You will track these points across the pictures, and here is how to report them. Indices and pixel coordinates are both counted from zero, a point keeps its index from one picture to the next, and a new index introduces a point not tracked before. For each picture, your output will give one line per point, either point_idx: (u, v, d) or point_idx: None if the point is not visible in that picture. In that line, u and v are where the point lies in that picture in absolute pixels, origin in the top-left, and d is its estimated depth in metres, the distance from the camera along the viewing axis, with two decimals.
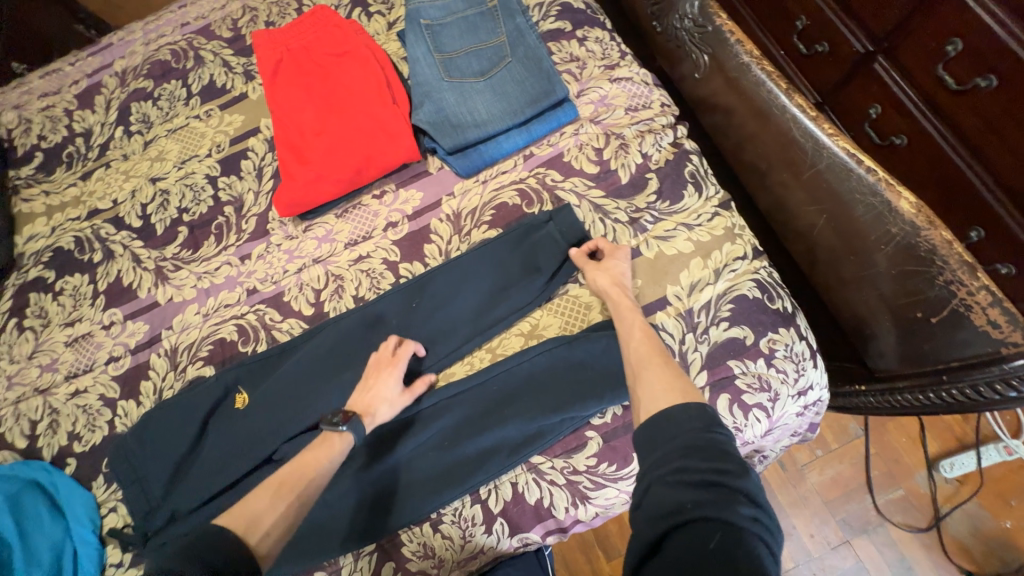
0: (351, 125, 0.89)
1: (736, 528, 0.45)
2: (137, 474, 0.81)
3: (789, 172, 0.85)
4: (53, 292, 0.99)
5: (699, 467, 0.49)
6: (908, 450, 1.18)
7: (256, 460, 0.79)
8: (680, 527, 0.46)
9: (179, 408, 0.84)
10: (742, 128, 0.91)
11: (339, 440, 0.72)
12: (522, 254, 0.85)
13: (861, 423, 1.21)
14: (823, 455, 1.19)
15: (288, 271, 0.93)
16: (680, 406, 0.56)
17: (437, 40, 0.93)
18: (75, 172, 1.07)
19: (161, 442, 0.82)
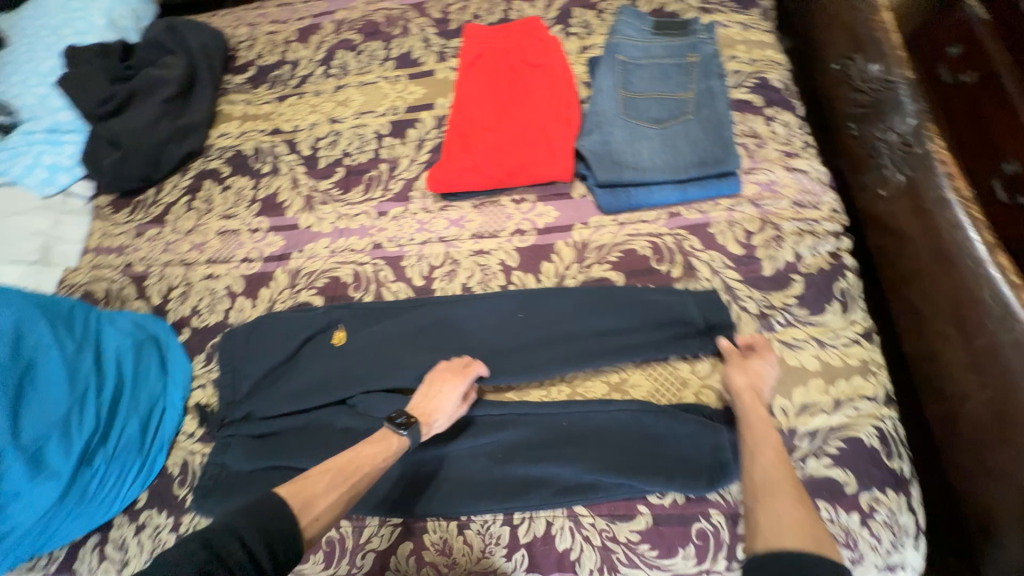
0: (520, 131, 0.93)
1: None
2: (233, 366, 0.90)
3: (959, 329, 0.76)
4: (222, 185, 1.14)
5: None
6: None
7: (329, 397, 0.85)
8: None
9: (286, 325, 0.92)
10: (916, 263, 0.83)
11: (398, 443, 0.73)
12: (641, 312, 0.83)
13: None
14: None
15: (414, 239, 0.99)
16: (809, 558, 0.53)
17: (627, 79, 0.96)
18: (274, 92, 1.23)
19: (261, 346, 0.91)
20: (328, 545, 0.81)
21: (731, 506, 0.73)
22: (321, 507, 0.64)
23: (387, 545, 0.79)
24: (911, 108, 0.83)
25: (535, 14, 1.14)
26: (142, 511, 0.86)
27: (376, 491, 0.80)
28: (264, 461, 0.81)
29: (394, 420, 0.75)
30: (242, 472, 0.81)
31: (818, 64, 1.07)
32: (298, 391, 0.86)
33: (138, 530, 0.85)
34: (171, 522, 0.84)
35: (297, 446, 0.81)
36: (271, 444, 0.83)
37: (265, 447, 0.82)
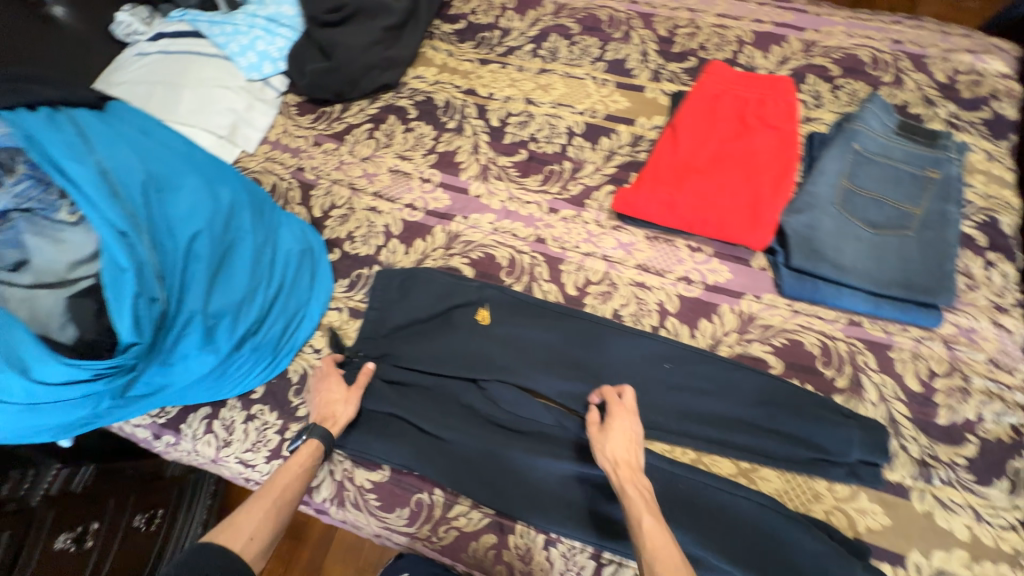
0: (728, 188, 0.90)
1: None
2: (380, 305, 0.94)
3: None
4: (405, 125, 1.15)
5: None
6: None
7: (463, 372, 0.87)
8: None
9: (439, 285, 0.94)
10: None
11: (308, 449, 0.77)
12: (797, 415, 0.80)
13: None
14: None
15: (579, 247, 0.98)
16: None
17: (853, 170, 0.91)
18: (478, 53, 1.23)
19: (411, 297, 0.93)
20: (415, 505, 0.83)
21: None
22: (247, 529, 0.65)
23: (471, 529, 0.81)
24: None
25: (765, 68, 1.10)
26: (256, 404, 0.91)
27: (477, 477, 0.81)
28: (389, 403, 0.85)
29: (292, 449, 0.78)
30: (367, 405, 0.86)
31: None
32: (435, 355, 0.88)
33: (247, 419, 0.91)
34: (280, 424, 0.90)
35: (422, 405, 0.86)
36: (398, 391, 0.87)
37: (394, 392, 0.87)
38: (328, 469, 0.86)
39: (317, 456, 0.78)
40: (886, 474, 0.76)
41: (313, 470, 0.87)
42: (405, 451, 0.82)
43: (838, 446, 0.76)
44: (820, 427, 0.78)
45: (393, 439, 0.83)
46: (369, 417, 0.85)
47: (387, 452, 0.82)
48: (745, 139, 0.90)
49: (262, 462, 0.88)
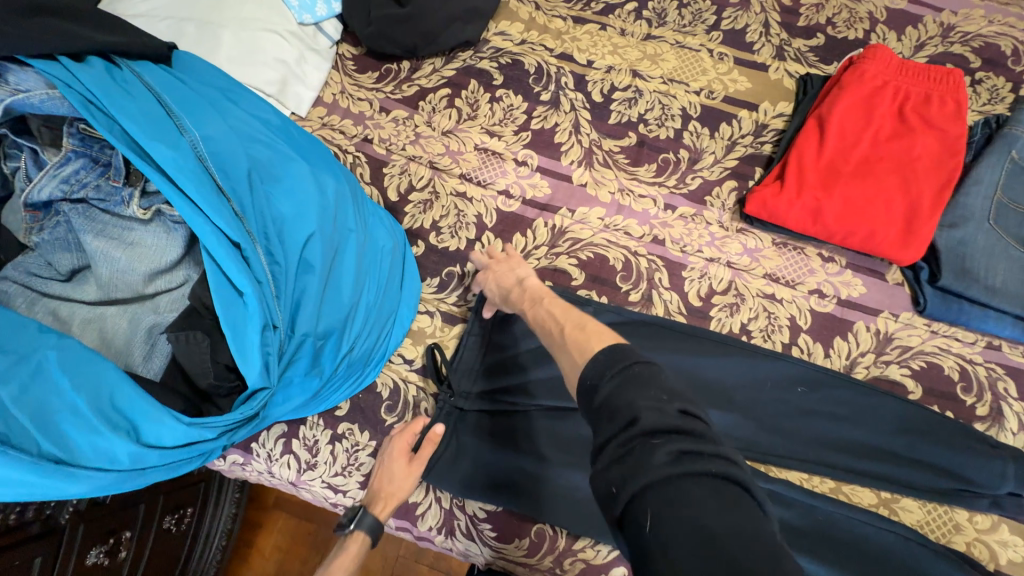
0: (883, 194, 0.81)
1: (659, 480, 0.41)
2: (481, 334, 0.84)
3: None
4: (491, 94, 0.99)
5: (613, 428, 0.46)
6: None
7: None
8: (635, 497, 0.42)
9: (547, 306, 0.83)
10: None
11: (354, 539, 0.74)
12: (949, 446, 0.75)
13: None
14: None
15: (701, 251, 0.89)
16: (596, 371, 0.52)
17: (1010, 181, 0.83)
18: (571, 8, 1.05)
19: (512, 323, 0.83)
20: (536, 536, 0.76)
21: None
22: None
23: (601, 562, 0.75)
24: None
25: (899, 52, 0.98)
26: (343, 422, 0.81)
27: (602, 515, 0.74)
28: (502, 445, 0.78)
29: (338, 526, 0.74)
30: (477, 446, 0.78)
31: None
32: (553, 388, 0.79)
33: (332, 439, 0.80)
34: (373, 445, 0.80)
35: (542, 431, 0.78)
36: (508, 426, 0.79)
37: (506, 430, 0.79)
38: (434, 497, 0.78)
39: (364, 545, 0.74)
40: None
41: (417, 498, 0.78)
42: (524, 495, 0.75)
43: (987, 479, 0.73)
44: (967, 461, 0.74)
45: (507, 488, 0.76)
46: (480, 461, 0.77)
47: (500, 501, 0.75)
48: (905, 141, 0.82)
49: (355, 488, 0.79)
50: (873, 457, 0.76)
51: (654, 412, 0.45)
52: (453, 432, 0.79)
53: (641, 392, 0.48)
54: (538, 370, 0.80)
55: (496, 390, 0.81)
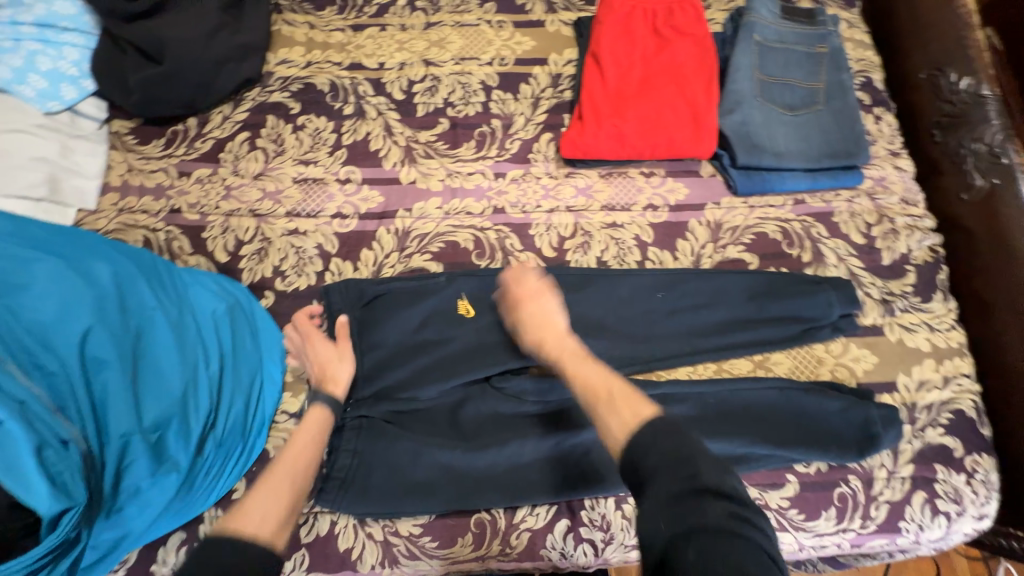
0: (667, 105, 0.89)
1: (710, 531, 0.46)
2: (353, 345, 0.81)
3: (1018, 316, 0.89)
4: (293, 124, 0.96)
5: (668, 484, 0.50)
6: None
7: (477, 373, 0.79)
8: (688, 541, 0.46)
9: (408, 297, 0.83)
10: (982, 258, 0.95)
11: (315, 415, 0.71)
12: (790, 296, 0.84)
13: None
14: None
15: (541, 206, 0.92)
16: (645, 433, 0.55)
17: (762, 60, 0.95)
18: (346, 19, 1.04)
19: (381, 327, 0.82)
20: (477, 527, 0.76)
21: (867, 471, 0.80)
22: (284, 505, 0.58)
23: (543, 523, 0.77)
24: (996, 124, 0.97)
25: None
26: None
27: (525, 474, 0.77)
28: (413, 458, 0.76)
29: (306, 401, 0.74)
30: (390, 455, 0.76)
31: (893, 72, 1.13)
32: (443, 374, 0.79)
33: None
34: None
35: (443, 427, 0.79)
36: (414, 430, 0.78)
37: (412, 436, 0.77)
38: (365, 535, 0.75)
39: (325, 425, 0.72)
40: (861, 321, 0.87)
41: (347, 544, 0.75)
42: (447, 492, 0.75)
43: (823, 312, 0.84)
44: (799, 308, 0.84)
45: (431, 488, 0.75)
46: (396, 468, 0.76)
47: (427, 504, 0.74)
48: (667, 53, 0.91)
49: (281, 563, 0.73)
50: (734, 327, 0.84)
51: (713, 475, 0.50)
52: (359, 448, 0.76)
53: (705, 458, 0.51)
54: (422, 362, 0.80)
55: (389, 392, 0.79)
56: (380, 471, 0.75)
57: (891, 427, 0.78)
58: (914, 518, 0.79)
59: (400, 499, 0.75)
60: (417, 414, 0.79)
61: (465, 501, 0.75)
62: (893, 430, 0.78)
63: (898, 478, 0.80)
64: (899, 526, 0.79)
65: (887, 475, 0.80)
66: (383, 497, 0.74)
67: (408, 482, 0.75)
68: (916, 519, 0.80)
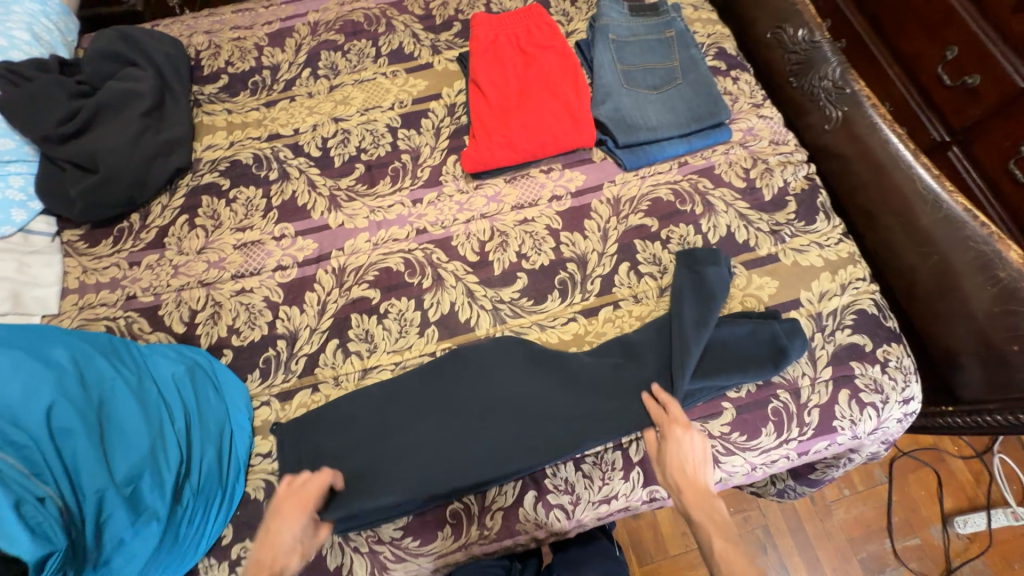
0: (544, 108, 1.02)
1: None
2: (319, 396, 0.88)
3: (893, 218, 0.99)
4: (226, 198, 1.06)
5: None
6: (927, 503, 1.29)
7: (434, 390, 0.88)
8: None
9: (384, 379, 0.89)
10: (855, 177, 1.07)
11: None
12: (694, 289, 0.91)
13: (884, 470, 1.32)
14: (849, 495, 1.30)
15: (458, 219, 1.03)
16: None
17: (620, 53, 1.09)
18: (258, 98, 1.17)
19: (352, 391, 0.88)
20: (453, 518, 0.81)
21: (792, 382, 0.88)
22: None
23: (513, 500, 0.82)
24: (834, 61, 1.11)
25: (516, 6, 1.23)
26: (233, 547, 0.77)
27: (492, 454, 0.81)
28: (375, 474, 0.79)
29: None
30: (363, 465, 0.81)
31: (747, 38, 1.29)
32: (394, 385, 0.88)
33: (232, 568, 0.76)
34: None
35: (403, 439, 0.83)
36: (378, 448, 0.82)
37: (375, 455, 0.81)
38: (351, 548, 0.80)
39: None
40: (758, 253, 0.97)
41: (336, 561, 0.79)
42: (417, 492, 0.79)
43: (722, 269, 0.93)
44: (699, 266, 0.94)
45: (408, 488, 0.78)
46: (371, 477, 0.79)
47: (407, 502, 0.77)
48: (534, 66, 1.05)
49: None
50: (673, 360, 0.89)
51: None
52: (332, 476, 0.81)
53: None
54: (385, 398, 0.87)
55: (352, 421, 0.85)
56: (356, 483, 0.79)
57: (796, 337, 0.87)
58: (845, 414, 0.87)
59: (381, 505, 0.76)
60: (379, 432, 0.83)
61: (443, 491, 0.78)
62: (799, 340, 0.87)
63: (821, 382, 0.88)
64: (833, 425, 0.86)
65: (811, 382, 0.88)
66: (361, 506, 0.76)
67: (383, 488, 0.78)
68: (847, 415, 0.87)
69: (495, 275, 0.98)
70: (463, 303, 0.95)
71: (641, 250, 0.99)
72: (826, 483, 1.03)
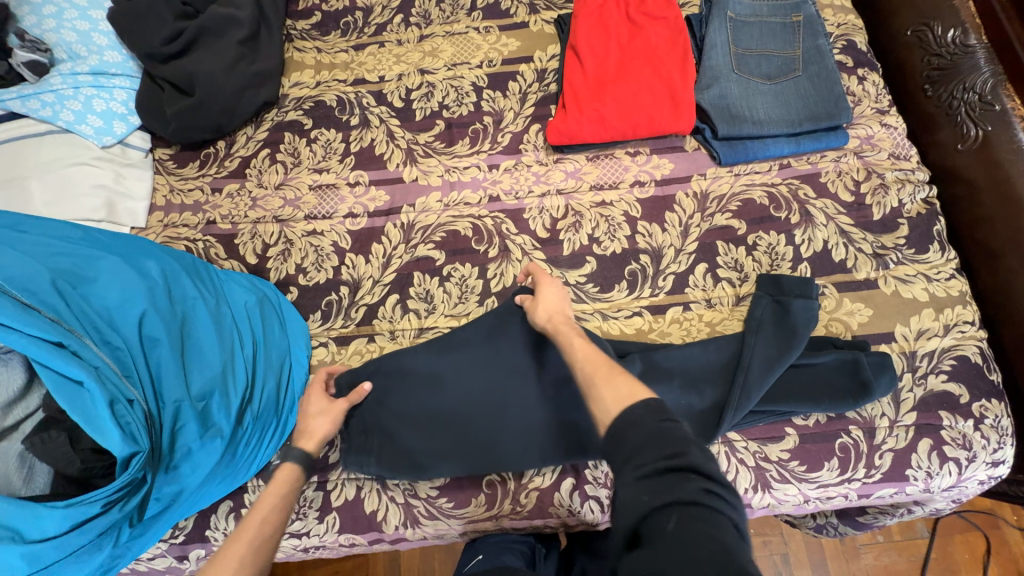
0: (643, 85, 0.95)
1: (693, 507, 0.45)
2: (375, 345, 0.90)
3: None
4: (307, 138, 1.07)
5: (703, 455, 0.49)
6: (969, 568, 1.20)
7: (490, 357, 0.84)
8: (662, 507, 0.46)
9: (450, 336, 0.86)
10: (982, 207, 0.94)
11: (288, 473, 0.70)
12: (775, 325, 0.83)
13: (928, 525, 1.23)
14: (883, 542, 1.22)
15: (533, 192, 0.99)
16: (632, 411, 0.54)
17: (737, 34, 0.99)
18: (348, 40, 1.15)
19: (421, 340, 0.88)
20: (489, 489, 0.82)
21: (867, 421, 0.81)
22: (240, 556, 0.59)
23: (550, 483, 0.82)
24: (986, 71, 0.96)
25: None
26: None
27: (535, 441, 0.80)
28: (422, 431, 0.82)
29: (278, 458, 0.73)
30: (408, 416, 0.82)
31: (881, 35, 1.14)
32: (443, 346, 0.85)
33: None
34: (316, 480, 0.83)
35: (455, 401, 0.82)
36: (430, 407, 0.83)
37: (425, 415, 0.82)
38: (387, 497, 0.82)
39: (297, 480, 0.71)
40: (854, 277, 0.89)
41: (372, 506, 0.82)
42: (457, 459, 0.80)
43: (803, 296, 0.85)
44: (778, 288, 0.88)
45: (449, 452, 0.80)
46: (414, 431, 0.82)
47: (446, 464, 0.80)
48: (640, 38, 0.97)
49: (316, 525, 0.81)
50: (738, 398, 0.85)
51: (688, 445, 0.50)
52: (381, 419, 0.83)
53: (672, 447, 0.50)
54: (445, 358, 0.84)
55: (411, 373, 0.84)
56: (404, 435, 0.81)
57: (883, 373, 0.79)
58: (921, 465, 0.80)
59: (424, 461, 0.80)
60: (435, 388, 0.83)
61: (480, 464, 0.80)
62: (885, 376, 0.79)
63: (900, 426, 0.81)
64: (906, 474, 0.80)
65: (890, 425, 0.81)
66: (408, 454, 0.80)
67: (428, 447, 0.81)
68: (923, 466, 0.80)
69: (563, 255, 0.94)
70: None
71: (723, 253, 0.92)
72: (874, 528, 0.97)
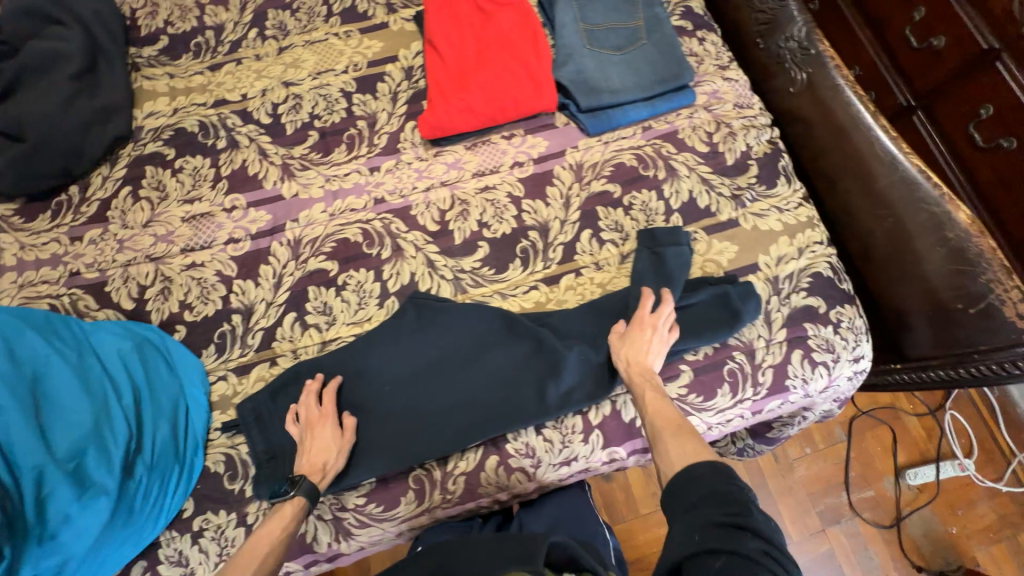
0: (502, 69, 0.99)
1: (740, 557, 0.52)
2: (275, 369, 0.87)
3: (856, 182, 0.99)
4: (171, 169, 1.01)
5: (758, 519, 0.56)
6: (882, 458, 1.36)
7: (400, 350, 0.88)
8: (708, 552, 0.54)
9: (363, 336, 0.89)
10: (817, 139, 1.06)
11: (292, 506, 0.73)
12: (653, 273, 0.90)
13: (844, 429, 1.38)
14: (811, 453, 1.36)
15: (417, 187, 1.00)
16: (697, 467, 0.64)
17: (582, 11, 1.05)
18: (202, 62, 1.10)
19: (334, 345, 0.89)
20: (416, 484, 0.83)
21: (748, 344, 0.90)
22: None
23: (475, 465, 0.83)
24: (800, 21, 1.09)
25: None
26: (195, 519, 0.77)
27: (449, 421, 0.83)
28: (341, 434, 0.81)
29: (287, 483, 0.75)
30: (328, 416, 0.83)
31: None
32: (353, 350, 0.87)
33: (195, 539, 0.77)
34: (234, 515, 0.78)
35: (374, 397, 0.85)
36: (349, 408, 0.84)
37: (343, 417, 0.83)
38: (316, 516, 0.81)
39: (300, 514, 0.74)
40: (720, 219, 0.97)
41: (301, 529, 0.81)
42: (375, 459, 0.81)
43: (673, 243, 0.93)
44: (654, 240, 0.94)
45: (371, 446, 0.81)
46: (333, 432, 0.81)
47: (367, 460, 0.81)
48: (492, 25, 1.01)
49: None
50: None
51: (748, 514, 0.57)
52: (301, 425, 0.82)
53: (729, 506, 0.58)
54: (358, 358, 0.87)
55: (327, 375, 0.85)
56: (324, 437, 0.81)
57: (750, 299, 0.88)
58: (797, 373, 0.89)
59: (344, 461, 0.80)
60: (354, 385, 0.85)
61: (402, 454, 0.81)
62: (752, 301, 0.88)
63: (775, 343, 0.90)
64: (786, 385, 0.89)
65: (766, 343, 0.90)
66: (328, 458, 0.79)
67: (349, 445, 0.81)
68: (799, 374, 0.90)
69: (455, 244, 0.96)
70: (423, 273, 0.94)
71: (603, 217, 0.98)
72: (782, 440, 1.07)
